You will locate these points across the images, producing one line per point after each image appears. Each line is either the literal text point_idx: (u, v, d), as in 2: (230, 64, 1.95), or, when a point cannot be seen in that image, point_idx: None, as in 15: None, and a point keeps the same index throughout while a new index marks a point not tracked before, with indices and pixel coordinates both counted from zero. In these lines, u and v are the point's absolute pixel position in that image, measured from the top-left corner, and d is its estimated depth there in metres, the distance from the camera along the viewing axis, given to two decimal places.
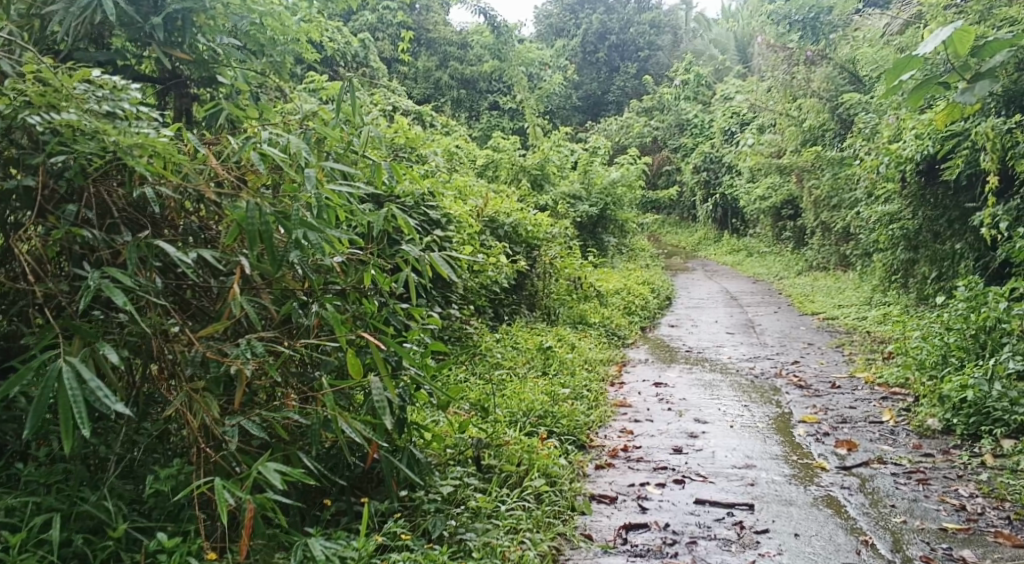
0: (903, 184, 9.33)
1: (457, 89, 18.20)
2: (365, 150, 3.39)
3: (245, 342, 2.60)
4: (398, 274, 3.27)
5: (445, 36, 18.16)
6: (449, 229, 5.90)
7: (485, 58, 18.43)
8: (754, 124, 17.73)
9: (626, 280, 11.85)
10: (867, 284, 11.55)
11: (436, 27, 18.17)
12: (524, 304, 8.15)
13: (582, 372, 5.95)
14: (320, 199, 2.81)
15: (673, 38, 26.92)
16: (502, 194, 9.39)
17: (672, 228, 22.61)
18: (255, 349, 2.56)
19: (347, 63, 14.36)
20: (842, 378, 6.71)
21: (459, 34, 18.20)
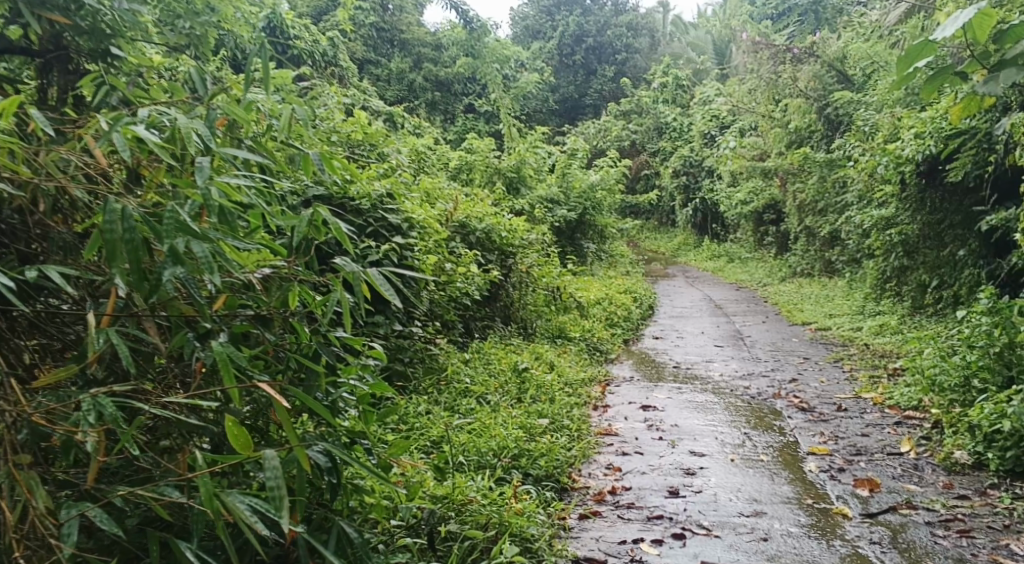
0: (901, 186, 8.82)
1: (432, 91, 17.55)
2: (291, 135, 2.67)
3: (92, 399, 1.94)
4: (330, 295, 2.56)
5: (420, 37, 17.55)
6: (412, 236, 5.20)
7: (460, 58, 17.82)
8: (735, 127, 17.24)
9: (607, 289, 11.21)
10: (858, 292, 11.03)
11: (409, 28, 17.51)
12: (498, 317, 7.48)
13: (562, 396, 5.29)
14: (209, 196, 2.10)
15: (651, 41, 26.36)
16: (475, 198, 8.74)
17: (651, 234, 22.07)
18: (104, 409, 1.90)
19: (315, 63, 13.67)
20: (847, 399, 6.11)
21: (433, 36, 17.61)
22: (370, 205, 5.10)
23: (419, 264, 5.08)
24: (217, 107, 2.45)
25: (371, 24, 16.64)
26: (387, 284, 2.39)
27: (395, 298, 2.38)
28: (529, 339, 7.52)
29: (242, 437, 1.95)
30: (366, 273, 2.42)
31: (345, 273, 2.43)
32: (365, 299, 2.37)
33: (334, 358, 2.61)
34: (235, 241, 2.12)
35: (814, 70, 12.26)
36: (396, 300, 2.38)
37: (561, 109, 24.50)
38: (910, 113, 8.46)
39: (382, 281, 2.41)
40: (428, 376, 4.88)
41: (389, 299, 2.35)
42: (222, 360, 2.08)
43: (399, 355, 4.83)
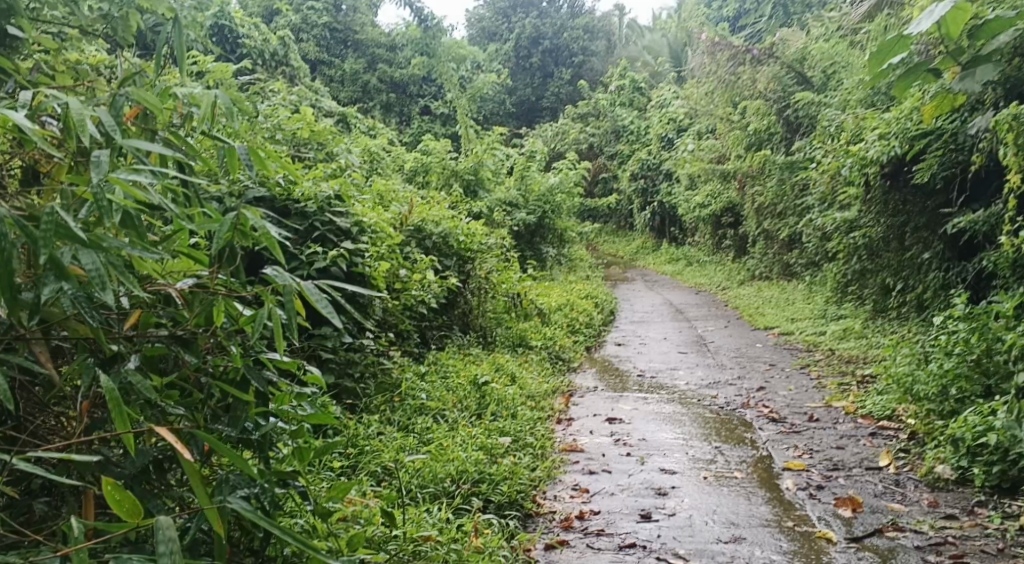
0: (865, 189, 8.72)
1: (388, 93, 17.15)
2: (213, 125, 2.30)
3: None
4: (257, 311, 2.19)
5: (374, 38, 17.23)
6: (364, 240, 4.85)
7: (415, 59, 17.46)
8: (693, 129, 17.16)
9: (567, 294, 10.95)
10: (819, 295, 10.95)
11: (364, 28, 17.11)
12: (456, 326, 7.14)
13: (525, 411, 4.98)
14: (102, 194, 1.73)
15: (607, 44, 26.18)
16: (431, 200, 8.40)
17: (610, 238, 21.91)
18: None
19: (264, 61, 13.18)
20: (819, 408, 5.92)
21: (387, 37, 17.35)
22: (318, 208, 4.76)
23: (371, 270, 4.73)
24: (123, 90, 2.06)
25: (324, 24, 16.21)
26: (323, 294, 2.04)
27: (334, 313, 2.02)
28: (489, 348, 7.20)
29: (125, 501, 1.69)
30: (298, 283, 2.07)
31: (277, 284, 2.08)
32: (296, 316, 2.02)
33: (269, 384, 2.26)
34: (136, 250, 1.77)
35: (773, 71, 12.19)
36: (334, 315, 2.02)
37: (519, 112, 24.26)
38: (875, 114, 8.36)
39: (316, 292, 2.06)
40: (382, 392, 4.55)
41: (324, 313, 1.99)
42: (111, 399, 1.71)
43: (349, 369, 4.49)
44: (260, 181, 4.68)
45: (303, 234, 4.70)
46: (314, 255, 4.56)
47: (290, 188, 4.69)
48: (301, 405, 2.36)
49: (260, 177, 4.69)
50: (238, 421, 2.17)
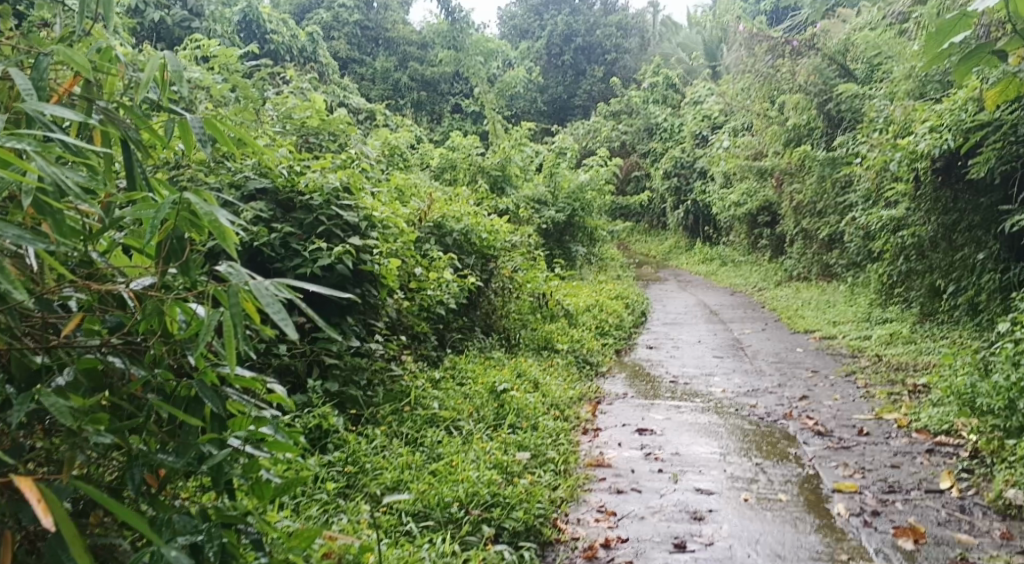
0: (915, 185, 8.19)
1: (419, 91, 16.84)
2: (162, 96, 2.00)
3: None
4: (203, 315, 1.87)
5: (405, 36, 17.02)
6: (373, 236, 4.50)
7: (445, 56, 17.15)
8: (728, 126, 16.61)
9: (596, 294, 10.53)
10: (861, 297, 10.41)
11: (394, 25, 16.93)
12: (478, 328, 6.76)
13: (547, 420, 4.59)
14: None
15: (641, 42, 25.39)
16: (454, 196, 8.04)
17: (642, 237, 21.37)
18: None
19: (292, 57, 12.97)
20: (868, 421, 5.44)
21: (418, 34, 17.12)
22: (324, 201, 4.39)
23: (380, 269, 4.39)
24: (48, 49, 1.81)
25: (353, 20, 16.15)
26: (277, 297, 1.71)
27: (292, 324, 1.69)
28: (512, 351, 6.82)
29: None
30: (249, 282, 1.74)
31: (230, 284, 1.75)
32: (241, 323, 1.70)
33: (226, 402, 1.95)
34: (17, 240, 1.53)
35: (815, 63, 11.64)
36: (289, 324, 1.69)
37: (550, 110, 23.84)
38: (926, 105, 7.85)
39: (271, 293, 1.74)
40: (391, 401, 4.13)
41: (275, 323, 1.66)
42: None
43: (354, 374, 4.09)
44: (262, 172, 4.38)
45: (306, 230, 4.35)
46: (318, 250, 4.22)
47: (293, 179, 4.38)
48: (263, 428, 2.04)
49: (262, 167, 4.40)
50: (186, 451, 1.88)
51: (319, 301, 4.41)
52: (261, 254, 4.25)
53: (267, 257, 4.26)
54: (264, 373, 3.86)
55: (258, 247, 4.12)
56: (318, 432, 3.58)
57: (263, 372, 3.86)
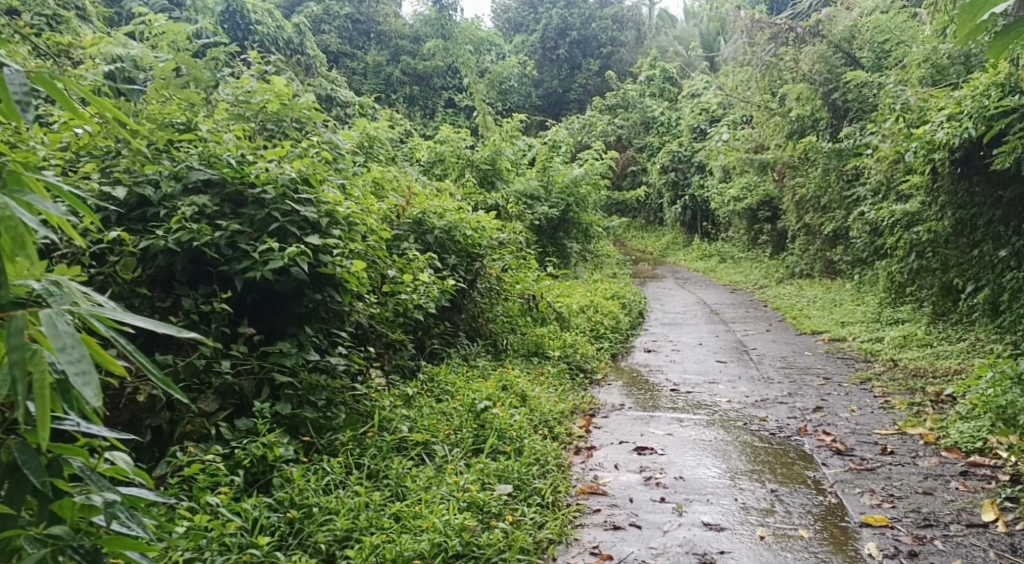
0: (933, 177, 7.65)
1: (410, 85, 16.26)
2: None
3: None
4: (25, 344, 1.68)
5: (396, 29, 16.62)
6: (335, 234, 3.98)
7: (437, 50, 16.61)
8: (727, 120, 16.07)
9: (591, 294, 10.01)
10: (869, 295, 9.91)
11: (386, 18, 16.54)
12: (462, 333, 6.24)
13: (533, 441, 4.07)
14: None
15: (636, 35, 24.75)
16: (439, 191, 7.51)
17: (639, 234, 20.83)
18: None
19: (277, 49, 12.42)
20: (889, 436, 4.92)
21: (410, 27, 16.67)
22: (278, 195, 3.87)
23: (342, 271, 3.87)
24: None
25: (344, 14, 15.99)
26: (78, 338, 1.54)
27: (92, 378, 1.53)
28: (500, 357, 6.31)
29: None
30: (54, 313, 1.57)
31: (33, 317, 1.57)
32: (33, 370, 1.53)
33: (49, 482, 1.71)
34: None
35: (819, 51, 11.09)
36: (89, 376, 1.52)
37: (545, 105, 23.12)
38: (944, 92, 7.33)
39: (74, 332, 1.56)
40: (354, 423, 3.63)
41: (70, 373, 1.51)
42: None
43: (310, 393, 3.58)
44: (208, 161, 3.89)
45: (257, 227, 3.82)
46: (269, 251, 3.70)
47: (243, 169, 3.87)
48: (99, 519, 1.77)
49: (209, 156, 3.90)
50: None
51: (273, 308, 3.90)
52: (204, 257, 3.72)
53: (212, 259, 3.73)
54: (204, 393, 3.39)
55: (199, 247, 3.61)
56: (261, 465, 3.10)
57: (201, 393, 3.38)
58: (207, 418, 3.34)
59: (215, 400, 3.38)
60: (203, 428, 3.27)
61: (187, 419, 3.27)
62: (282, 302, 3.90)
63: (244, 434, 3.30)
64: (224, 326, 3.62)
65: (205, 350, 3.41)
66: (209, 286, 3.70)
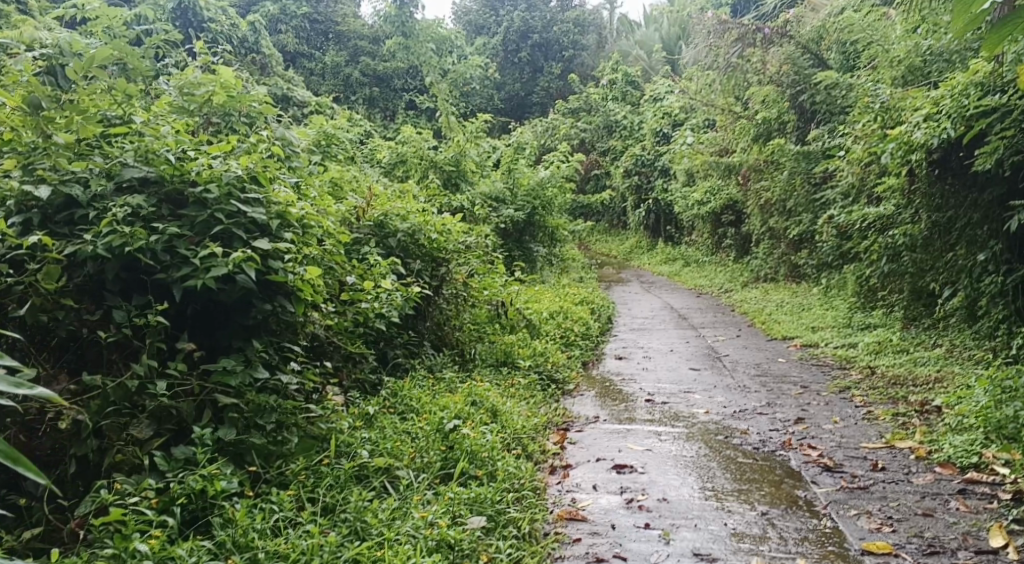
0: (909, 179, 7.50)
1: (371, 86, 15.85)
2: None
3: None
4: None
5: (357, 29, 16.19)
6: (287, 238, 3.60)
7: (399, 51, 16.21)
8: (690, 123, 15.94)
9: (558, 299, 9.71)
10: (838, 299, 9.77)
11: (346, 18, 16.13)
12: (426, 343, 5.88)
13: (506, 462, 3.73)
14: None
15: (598, 38, 24.59)
16: (401, 193, 7.14)
17: (602, 237, 20.64)
18: None
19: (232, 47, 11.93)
20: (878, 450, 4.68)
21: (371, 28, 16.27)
22: (222, 195, 3.49)
23: (295, 279, 3.50)
24: None
25: (301, 13, 15.59)
26: None
27: None
28: (467, 368, 5.97)
29: None
30: None
31: None
32: None
33: None
34: None
35: (787, 51, 10.99)
36: None
37: (506, 108, 22.83)
38: (919, 91, 7.17)
39: None
40: (306, 449, 3.27)
41: None
42: None
43: (257, 417, 3.21)
44: (144, 157, 3.48)
45: (199, 230, 3.43)
46: (212, 257, 3.33)
47: (183, 166, 3.47)
48: None
49: (146, 151, 3.49)
50: None
51: (216, 321, 3.51)
52: (138, 264, 3.30)
53: (147, 265, 3.32)
54: (138, 417, 2.96)
55: (133, 254, 3.20)
56: (200, 502, 2.72)
57: (134, 416, 2.95)
58: (142, 445, 2.92)
59: (150, 425, 2.96)
60: (136, 457, 2.85)
61: (117, 447, 2.85)
62: (227, 314, 3.51)
63: (182, 464, 2.90)
64: (161, 341, 3.21)
65: (138, 370, 3.01)
66: (144, 296, 3.28)
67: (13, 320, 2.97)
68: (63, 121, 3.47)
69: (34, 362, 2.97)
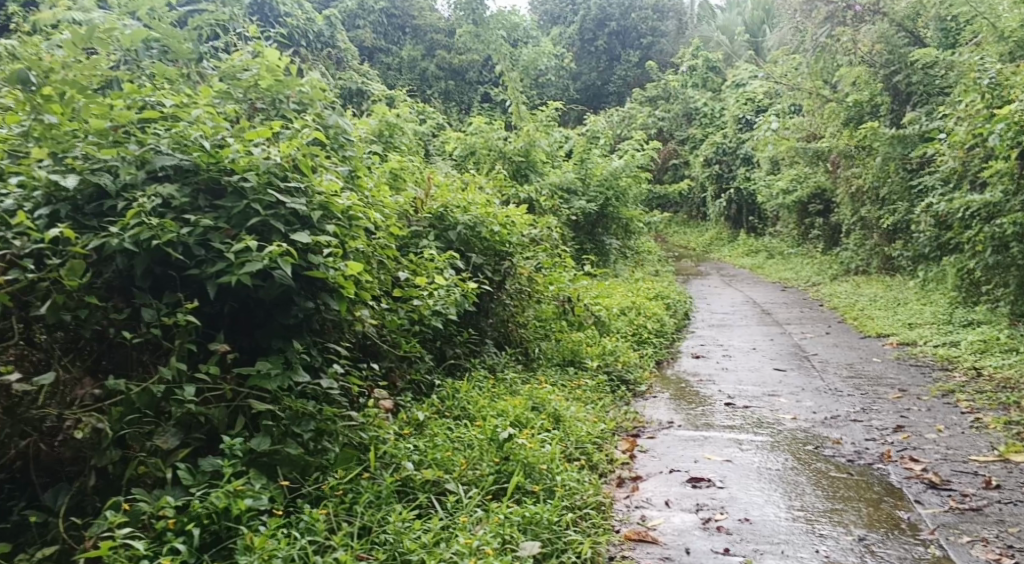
0: (1020, 163, 6.77)
1: (447, 81, 15.68)
2: None
3: None
4: None
5: (432, 22, 16.02)
6: (329, 231, 3.37)
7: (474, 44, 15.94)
8: (774, 109, 15.18)
9: (633, 294, 9.30)
10: (937, 293, 9.04)
11: (421, 11, 15.95)
12: (488, 341, 5.59)
13: (565, 475, 3.41)
14: None
15: (678, 24, 23.78)
16: (465, 184, 6.87)
17: (681, 229, 19.99)
18: None
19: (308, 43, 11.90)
20: (991, 464, 4.11)
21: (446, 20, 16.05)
22: (259, 184, 3.28)
23: (335, 275, 3.26)
24: None
25: (379, 8, 15.29)
26: None
27: None
28: (531, 368, 5.68)
29: None
30: None
31: None
32: None
33: None
34: None
35: (880, 30, 10.21)
36: None
37: (582, 98, 22.33)
38: None
39: None
40: (348, 460, 3.03)
41: None
42: None
43: (295, 425, 2.97)
44: (179, 144, 3.29)
45: (235, 221, 3.21)
46: (247, 251, 3.12)
47: (218, 153, 3.27)
48: None
49: (181, 137, 3.31)
50: None
51: (256, 319, 3.29)
52: (169, 260, 3.13)
53: (179, 261, 3.14)
54: (163, 425, 2.82)
55: (163, 249, 3.03)
56: (223, 522, 2.59)
57: (158, 425, 2.82)
58: (165, 456, 2.79)
59: (176, 435, 2.82)
60: (159, 471, 2.73)
61: (139, 459, 2.73)
62: (267, 312, 3.28)
63: (208, 478, 2.75)
64: (191, 343, 3.03)
65: (164, 374, 2.84)
66: (175, 293, 3.12)
67: (39, 319, 2.84)
68: (101, 108, 3.33)
69: (56, 365, 2.84)
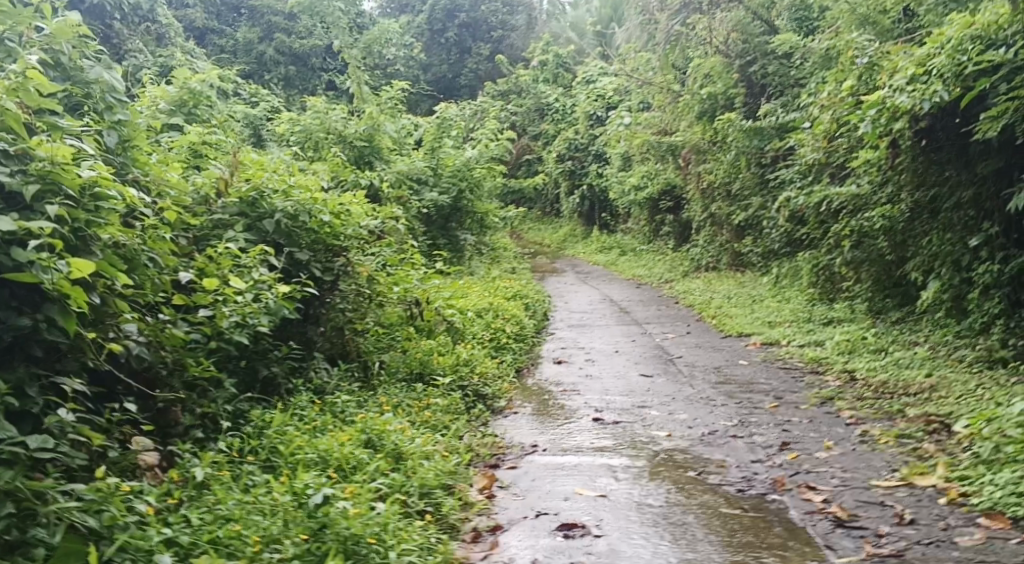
0: (891, 152, 6.45)
1: (288, 65, 14.18)
2: None
3: None
4: None
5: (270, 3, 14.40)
6: (49, 215, 2.38)
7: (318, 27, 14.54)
8: (625, 103, 14.88)
9: (488, 294, 8.51)
10: (792, 289, 8.84)
11: None
12: (317, 356, 4.60)
13: (401, 548, 2.55)
14: None
15: (527, 20, 23.20)
16: (291, 167, 5.79)
17: (535, 226, 19.48)
18: None
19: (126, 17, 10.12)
20: (896, 491, 3.61)
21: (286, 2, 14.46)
22: None
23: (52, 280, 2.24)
24: None
25: None
26: None
27: None
28: (368, 384, 4.74)
29: None
30: None
31: None
32: None
33: None
34: None
35: (736, 17, 9.92)
36: None
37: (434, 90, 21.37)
38: (901, 50, 6.21)
39: None
40: (70, 556, 2.09)
41: None
42: None
43: None
44: None
45: None
46: None
47: None
48: None
49: None
50: None
51: None
52: None
53: None
54: None
55: None
56: None
57: None
58: None
59: None
60: None
61: None
62: None
63: None
64: None
65: None
66: None
67: None
68: None
69: None
